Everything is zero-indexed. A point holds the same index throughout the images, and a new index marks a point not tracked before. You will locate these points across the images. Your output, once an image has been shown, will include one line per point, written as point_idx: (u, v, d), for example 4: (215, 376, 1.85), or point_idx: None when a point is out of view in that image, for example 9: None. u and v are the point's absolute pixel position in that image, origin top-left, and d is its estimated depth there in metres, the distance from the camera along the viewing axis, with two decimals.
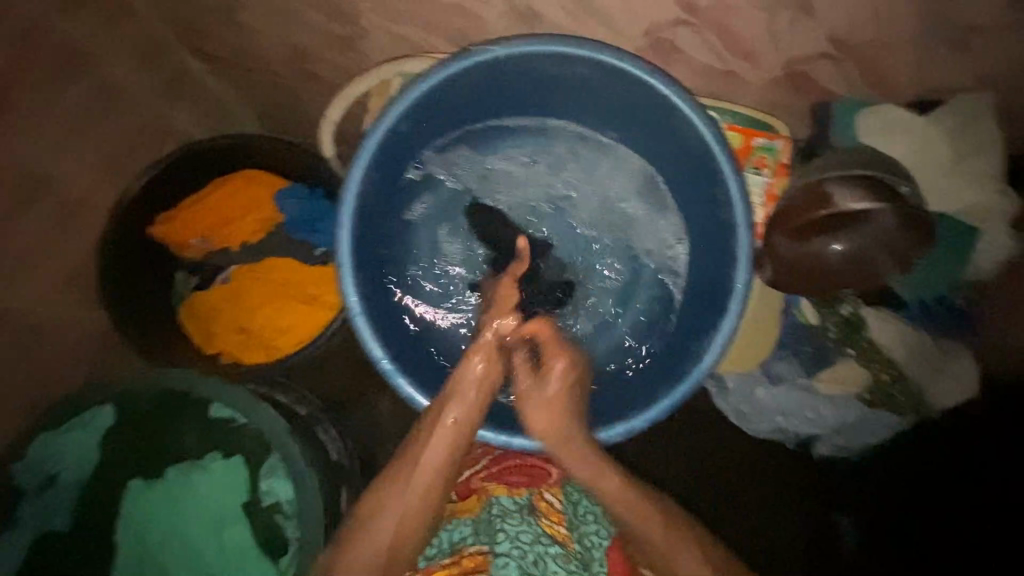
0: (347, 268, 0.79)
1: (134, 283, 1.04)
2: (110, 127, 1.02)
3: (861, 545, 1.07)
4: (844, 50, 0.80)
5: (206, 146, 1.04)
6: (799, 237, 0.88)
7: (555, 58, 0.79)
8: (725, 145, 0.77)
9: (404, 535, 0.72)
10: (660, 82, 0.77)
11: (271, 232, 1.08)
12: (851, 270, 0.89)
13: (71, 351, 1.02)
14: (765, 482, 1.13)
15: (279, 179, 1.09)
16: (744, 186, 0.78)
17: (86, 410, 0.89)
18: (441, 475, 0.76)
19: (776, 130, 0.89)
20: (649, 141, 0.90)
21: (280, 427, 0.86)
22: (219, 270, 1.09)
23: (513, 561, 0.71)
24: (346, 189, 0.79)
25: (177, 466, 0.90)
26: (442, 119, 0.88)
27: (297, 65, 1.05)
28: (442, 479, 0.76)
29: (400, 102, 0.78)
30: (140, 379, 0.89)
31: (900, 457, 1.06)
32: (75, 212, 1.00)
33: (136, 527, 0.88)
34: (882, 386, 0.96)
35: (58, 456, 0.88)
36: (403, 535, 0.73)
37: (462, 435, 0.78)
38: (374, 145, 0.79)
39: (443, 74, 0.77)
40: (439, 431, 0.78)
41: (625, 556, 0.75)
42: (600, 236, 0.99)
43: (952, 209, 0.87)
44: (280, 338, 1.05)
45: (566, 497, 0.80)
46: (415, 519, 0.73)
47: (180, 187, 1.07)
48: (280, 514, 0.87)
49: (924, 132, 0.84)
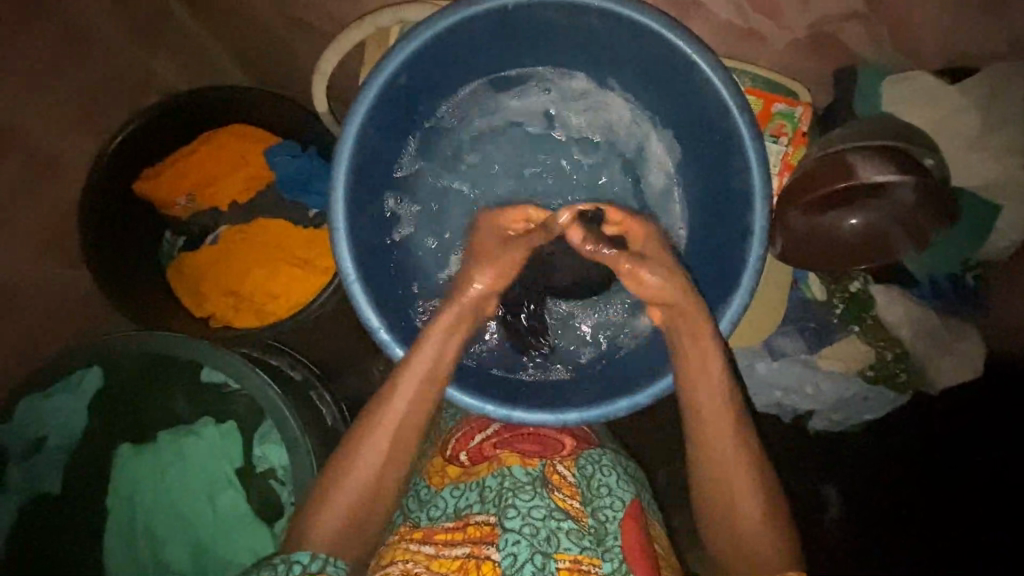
0: (342, 234, 0.75)
1: (119, 245, 0.99)
2: (86, 73, 0.95)
3: (843, 511, 1.10)
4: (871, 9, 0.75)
5: (192, 97, 0.97)
6: (813, 211, 0.83)
7: (565, 8, 0.73)
8: (747, 111, 0.72)
9: (372, 492, 0.70)
10: (679, 39, 0.71)
11: (261, 192, 1.04)
12: (863, 244, 0.85)
13: (52, 314, 0.98)
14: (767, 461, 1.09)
15: (269, 135, 1.04)
16: (763, 155, 0.73)
17: (68, 377, 0.85)
18: (387, 463, 0.70)
19: (797, 96, 0.83)
20: (660, 101, 0.86)
21: (271, 393, 0.84)
22: (208, 231, 1.05)
23: (524, 538, 0.67)
24: (342, 146, 0.74)
25: (170, 431, 0.89)
26: (442, 73, 0.82)
27: (287, 11, 0.98)
28: (409, 429, 0.72)
29: (400, 52, 0.72)
30: (122, 343, 0.85)
31: (893, 432, 1.07)
32: (51, 167, 0.94)
33: (127, 494, 0.87)
34: (884, 363, 0.95)
35: (41, 422, 0.85)
36: (377, 485, 0.70)
37: (441, 368, 0.74)
38: (371, 99, 0.73)
39: (444, 24, 0.71)
40: (417, 358, 0.73)
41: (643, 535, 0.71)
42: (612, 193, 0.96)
43: (972, 184, 0.83)
44: (274, 301, 1.02)
45: (579, 469, 0.77)
46: (409, 427, 0.72)
47: (158, 142, 1.00)
48: (275, 480, 0.86)
49: (949, 101, 0.79)
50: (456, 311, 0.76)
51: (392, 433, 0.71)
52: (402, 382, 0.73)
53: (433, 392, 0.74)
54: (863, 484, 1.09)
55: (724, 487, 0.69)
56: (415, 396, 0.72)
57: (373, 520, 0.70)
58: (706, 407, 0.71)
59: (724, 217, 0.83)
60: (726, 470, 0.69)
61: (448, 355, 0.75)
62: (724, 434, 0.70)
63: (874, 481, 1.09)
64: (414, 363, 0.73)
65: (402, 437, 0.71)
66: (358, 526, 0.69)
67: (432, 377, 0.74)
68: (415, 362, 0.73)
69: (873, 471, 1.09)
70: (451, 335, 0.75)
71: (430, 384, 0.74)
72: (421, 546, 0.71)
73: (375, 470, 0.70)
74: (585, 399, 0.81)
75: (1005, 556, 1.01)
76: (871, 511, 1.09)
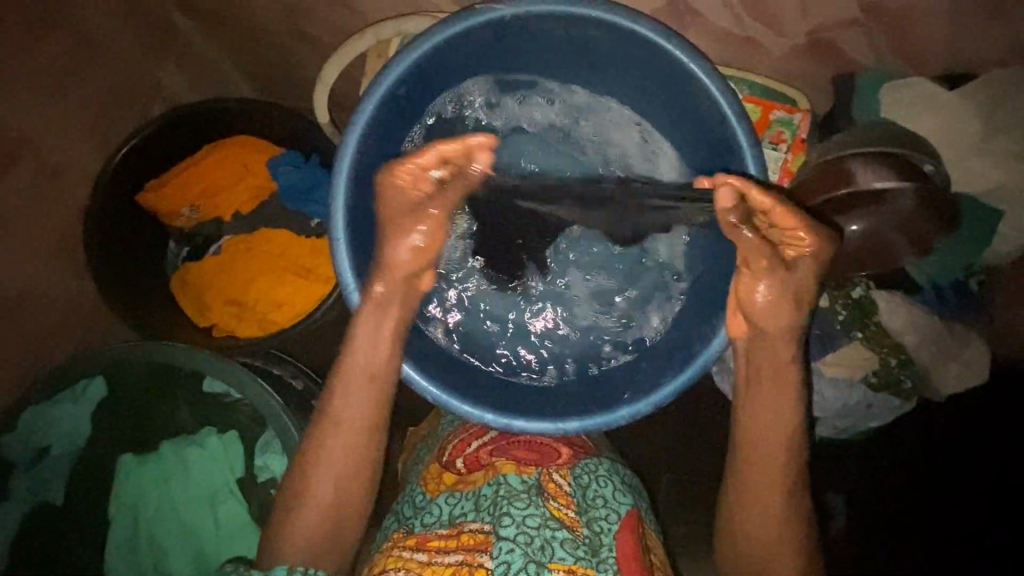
0: (342, 244, 0.75)
1: (125, 256, 1.00)
2: (92, 86, 0.96)
3: (848, 521, 1.09)
4: (872, 17, 0.75)
5: (197, 109, 0.99)
6: (817, 217, 0.81)
7: (562, 19, 0.73)
8: (744, 117, 0.72)
9: (345, 497, 0.69)
10: (675, 47, 0.71)
11: (264, 203, 1.05)
12: (865, 252, 0.84)
13: (58, 324, 0.99)
14: None
15: (272, 146, 1.05)
16: (761, 161, 0.73)
17: (74, 385, 0.87)
18: (349, 466, 0.69)
19: (795, 102, 0.84)
20: (660, 111, 0.86)
21: (272, 401, 0.84)
22: (211, 241, 1.06)
23: (518, 547, 0.67)
24: (342, 155, 0.74)
25: (172, 440, 0.89)
26: (442, 84, 0.83)
27: (290, 25, 0.98)
28: (362, 430, 0.70)
29: (400, 63, 0.73)
30: (128, 352, 0.87)
31: (900, 441, 1.06)
32: (57, 179, 0.95)
33: (129, 504, 0.88)
34: (889, 369, 0.94)
35: (46, 432, 0.86)
36: (344, 489, 0.69)
37: (377, 364, 0.72)
38: (372, 110, 0.74)
39: (444, 36, 0.72)
40: (355, 354, 0.72)
41: (639, 549, 0.71)
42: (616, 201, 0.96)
43: (976, 190, 0.83)
44: (276, 311, 1.02)
45: (575, 479, 0.76)
46: (363, 428, 0.70)
47: (164, 150, 1.01)
48: (276, 489, 0.86)
49: (955, 107, 0.78)
50: (382, 293, 0.73)
51: (340, 440, 0.70)
52: (346, 382, 0.71)
53: (387, 387, 0.72)
54: (871, 494, 1.08)
55: (743, 494, 0.68)
56: (364, 395, 0.71)
57: (349, 526, 0.70)
58: (756, 420, 0.68)
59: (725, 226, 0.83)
60: (752, 479, 0.68)
61: (391, 345, 0.73)
62: (758, 441, 0.68)
63: (882, 491, 1.08)
64: (354, 361, 0.71)
65: (352, 445, 0.70)
66: (338, 530, 0.69)
67: (379, 372, 0.72)
68: (355, 357, 0.72)
69: (878, 479, 1.08)
70: (384, 322, 0.73)
71: (382, 380, 0.72)
72: (414, 552, 0.70)
73: (337, 474, 0.69)
74: (585, 407, 0.81)
75: (1006, 557, 1.00)
76: (879, 521, 1.08)
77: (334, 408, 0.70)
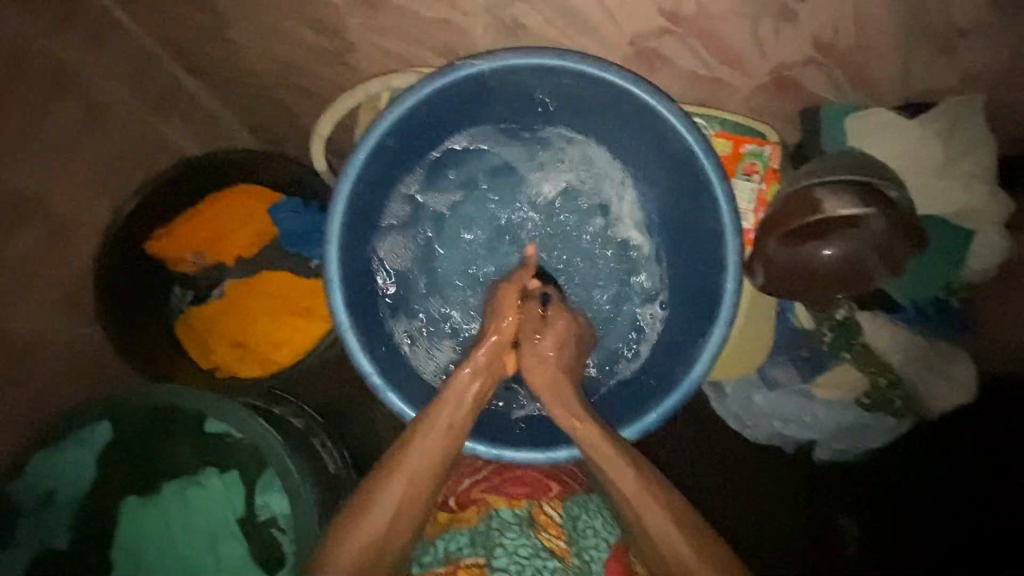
0: (336, 286, 0.79)
1: (130, 303, 1.04)
2: (102, 144, 1.03)
3: (861, 542, 1.10)
4: (828, 55, 0.79)
5: (207, 162, 1.05)
6: (792, 243, 0.85)
7: (538, 69, 0.78)
8: (712, 154, 0.77)
9: (381, 544, 0.69)
10: (643, 91, 0.76)
11: (265, 247, 1.10)
12: (846, 274, 0.87)
13: (70, 369, 1.04)
14: (786, 497, 1.12)
15: (273, 193, 1.09)
16: (732, 195, 0.77)
17: (80, 429, 0.90)
18: (396, 528, 0.70)
19: (765, 136, 0.88)
20: (639, 155, 0.90)
21: (274, 440, 0.86)
22: (215, 284, 1.10)
23: (511, 574, 0.71)
24: (335, 202, 0.79)
25: (174, 482, 0.91)
26: (427, 132, 0.87)
27: (286, 80, 1.05)
28: (421, 486, 0.72)
29: (387, 115, 0.78)
30: (133, 395, 0.90)
31: (892, 458, 1.08)
32: (69, 231, 1.00)
33: (132, 547, 0.89)
34: (879, 389, 0.95)
35: (55, 474, 0.89)
36: (384, 541, 0.70)
37: (461, 420, 0.76)
38: (360, 161, 0.79)
39: (427, 89, 0.77)
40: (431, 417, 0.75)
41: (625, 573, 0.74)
42: (602, 230, 0.99)
43: (945, 211, 0.86)
44: (276, 350, 1.05)
45: (566, 511, 0.79)
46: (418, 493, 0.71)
47: (170, 200, 1.06)
48: (276, 528, 0.88)
49: (913, 134, 0.83)
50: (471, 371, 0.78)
51: (410, 476, 0.71)
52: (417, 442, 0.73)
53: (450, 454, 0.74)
54: (878, 516, 1.10)
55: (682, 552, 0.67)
56: (429, 464, 0.72)
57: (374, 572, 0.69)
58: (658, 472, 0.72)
59: (703, 255, 0.86)
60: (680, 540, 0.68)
61: (469, 414, 0.77)
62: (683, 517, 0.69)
63: (890, 512, 1.09)
64: (430, 426, 0.74)
65: (421, 476, 0.72)
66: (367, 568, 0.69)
67: (446, 437, 0.74)
68: (432, 419, 0.75)
69: (881, 499, 1.10)
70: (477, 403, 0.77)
71: (449, 445, 0.75)
72: None
73: (388, 527, 0.70)
74: (575, 437, 0.82)
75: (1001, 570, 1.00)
76: (883, 539, 1.09)
77: (395, 468, 0.72)
